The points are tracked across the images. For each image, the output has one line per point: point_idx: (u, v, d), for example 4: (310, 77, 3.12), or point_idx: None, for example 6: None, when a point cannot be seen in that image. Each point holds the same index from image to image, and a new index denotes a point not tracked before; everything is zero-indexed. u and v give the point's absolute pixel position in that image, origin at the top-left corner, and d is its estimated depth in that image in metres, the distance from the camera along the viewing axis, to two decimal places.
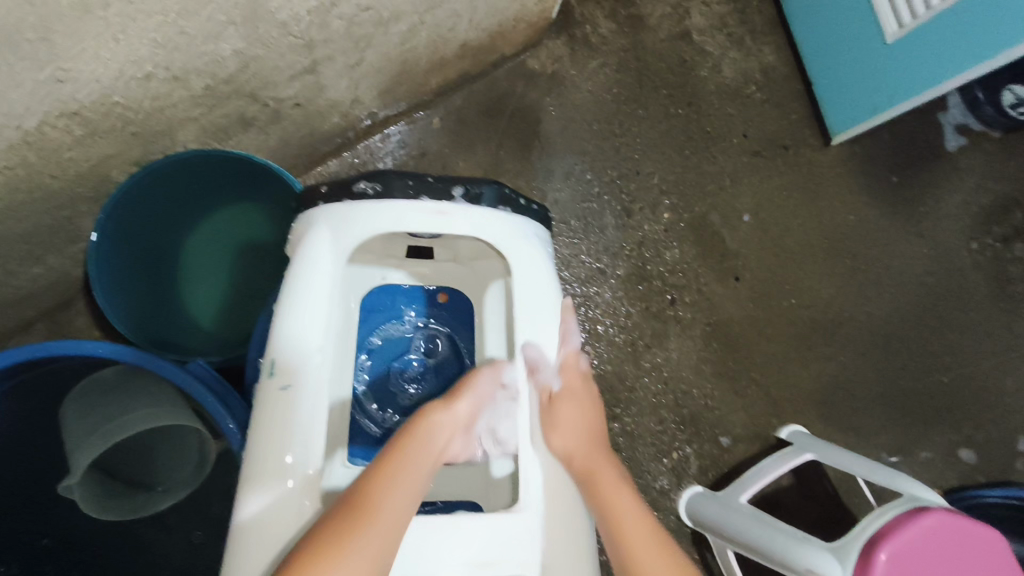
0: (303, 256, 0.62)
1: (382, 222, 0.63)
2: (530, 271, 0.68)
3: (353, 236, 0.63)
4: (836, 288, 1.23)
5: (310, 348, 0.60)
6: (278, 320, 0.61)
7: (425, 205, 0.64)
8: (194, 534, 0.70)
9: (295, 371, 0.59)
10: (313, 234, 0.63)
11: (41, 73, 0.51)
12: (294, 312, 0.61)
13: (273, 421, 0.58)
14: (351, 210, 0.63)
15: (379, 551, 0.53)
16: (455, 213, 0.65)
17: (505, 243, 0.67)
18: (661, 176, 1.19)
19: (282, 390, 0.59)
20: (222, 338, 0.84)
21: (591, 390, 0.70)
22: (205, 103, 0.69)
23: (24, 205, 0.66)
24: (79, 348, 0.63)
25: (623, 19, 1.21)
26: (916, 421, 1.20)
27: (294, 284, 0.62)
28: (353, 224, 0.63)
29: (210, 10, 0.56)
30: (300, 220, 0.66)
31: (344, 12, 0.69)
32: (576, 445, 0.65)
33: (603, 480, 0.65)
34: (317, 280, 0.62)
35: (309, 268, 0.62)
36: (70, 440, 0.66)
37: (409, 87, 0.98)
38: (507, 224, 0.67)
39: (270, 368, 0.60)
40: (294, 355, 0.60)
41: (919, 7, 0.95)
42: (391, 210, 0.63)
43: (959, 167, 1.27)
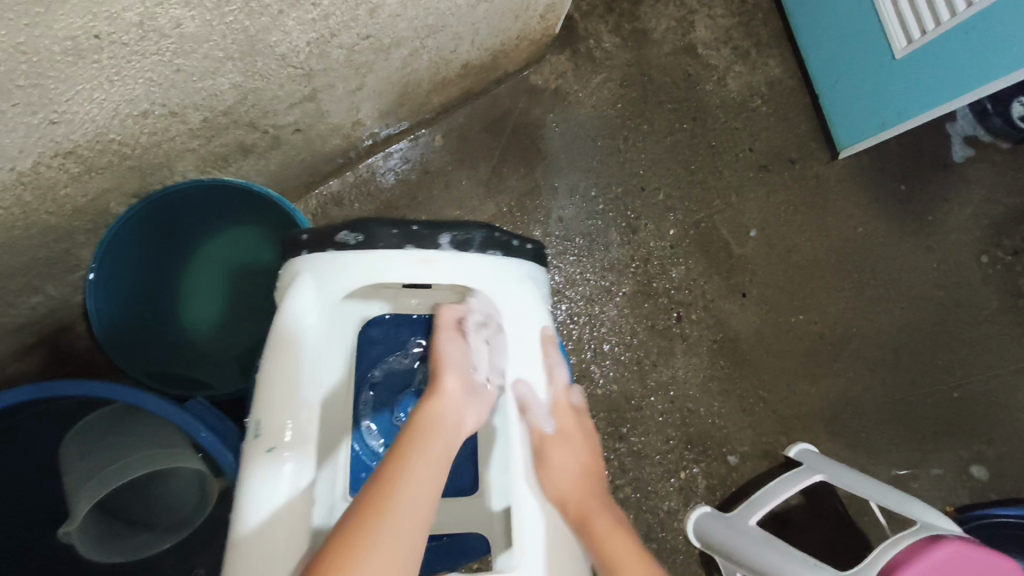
0: (288, 307, 0.59)
1: (369, 273, 0.60)
2: (520, 313, 0.66)
3: (339, 286, 0.60)
4: (845, 304, 1.21)
5: (297, 405, 0.57)
6: (262, 379, 0.57)
7: (411, 253, 0.61)
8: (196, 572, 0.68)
9: (281, 432, 0.56)
10: (296, 285, 0.60)
11: (34, 117, 0.50)
12: (278, 369, 0.58)
13: (258, 487, 0.54)
14: (335, 260, 0.60)
15: (404, 545, 0.49)
16: (442, 260, 0.61)
17: (495, 291, 0.64)
18: (666, 191, 1.17)
19: (268, 453, 0.55)
20: (224, 367, 0.83)
21: (584, 432, 0.69)
22: (205, 134, 0.68)
23: (21, 241, 0.65)
24: (78, 388, 0.61)
25: (627, 33, 1.19)
26: (927, 437, 1.19)
27: (279, 339, 0.58)
28: (337, 275, 0.60)
29: (207, 47, 0.55)
30: (284, 268, 0.61)
31: (344, 42, 0.67)
32: (567, 486, 0.64)
33: (596, 521, 0.63)
34: (304, 333, 0.59)
35: (297, 321, 0.59)
36: (70, 484, 0.67)
37: (411, 106, 0.97)
38: (499, 269, 0.64)
39: (255, 430, 0.56)
40: (278, 414, 0.56)
41: (929, 23, 0.93)
42: (377, 259, 0.60)
43: (969, 179, 1.26)
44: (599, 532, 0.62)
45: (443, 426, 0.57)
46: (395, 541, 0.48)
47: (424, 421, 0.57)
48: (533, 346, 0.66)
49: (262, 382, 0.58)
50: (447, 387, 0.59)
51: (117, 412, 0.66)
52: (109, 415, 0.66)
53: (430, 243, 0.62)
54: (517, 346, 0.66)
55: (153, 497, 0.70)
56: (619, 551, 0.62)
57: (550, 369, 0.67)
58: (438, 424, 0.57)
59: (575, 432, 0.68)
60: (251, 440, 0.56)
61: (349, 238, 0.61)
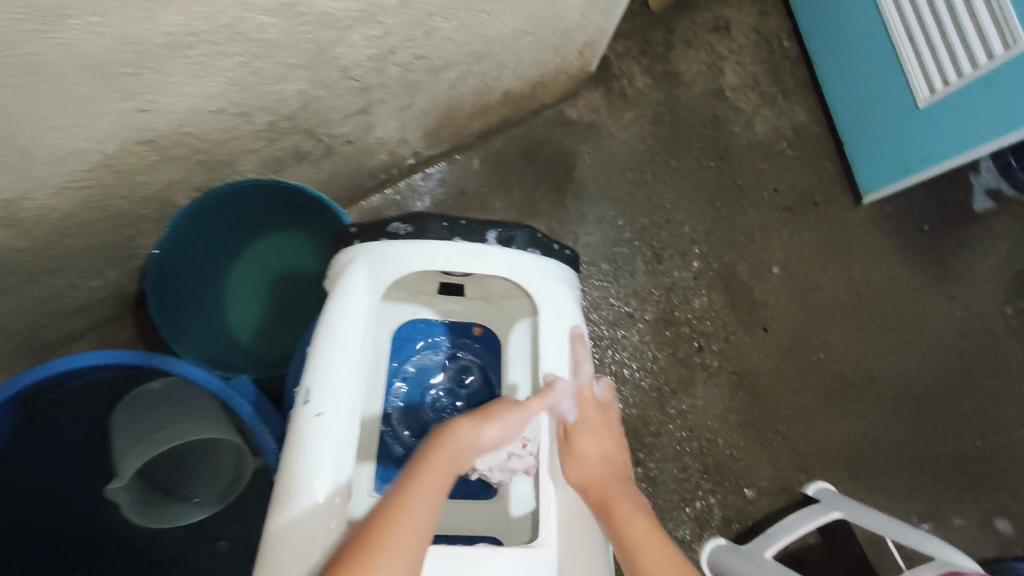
0: (340, 288, 0.61)
1: (418, 261, 0.63)
2: (558, 310, 0.67)
3: (390, 271, 0.62)
4: (865, 346, 1.22)
5: (343, 372, 0.59)
6: (315, 350, 0.59)
7: (458, 246, 0.64)
8: (219, 543, 0.71)
9: (329, 399, 0.57)
10: (350, 269, 0.63)
11: (128, 104, 0.56)
12: (329, 341, 0.59)
13: (303, 449, 0.55)
14: (386, 245, 0.63)
15: (411, 545, 0.51)
16: (488, 254, 0.64)
17: (538, 288, 0.66)
18: (691, 225, 1.22)
19: (315, 417, 0.56)
20: (261, 357, 0.89)
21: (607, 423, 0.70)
22: (266, 137, 0.74)
23: (94, 222, 0.70)
24: (134, 357, 0.66)
25: (659, 74, 1.25)
26: (950, 486, 1.18)
27: (332, 313, 0.60)
28: (392, 261, 0.62)
29: (282, 54, 0.61)
30: (335, 258, 0.65)
31: (400, 60, 0.74)
32: (591, 475, 0.66)
33: (619, 506, 0.65)
34: (355, 311, 0.61)
35: (348, 299, 0.61)
36: (121, 445, 0.70)
37: (452, 129, 1.03)
38: (536, 265, 0.67)
39: (304, 397, 0.58)
40: (330, 381, 0.58)
41: (951, 75, 0.97)
42: (428, 247, 0.63)
43: (993, 231, 1.28)
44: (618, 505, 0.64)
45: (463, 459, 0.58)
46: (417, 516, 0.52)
47: (449, 446, 0.57)
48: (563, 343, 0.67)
49: (313, 352, 0.59)
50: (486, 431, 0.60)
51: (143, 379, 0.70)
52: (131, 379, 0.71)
53: (478, 237, 0.65)
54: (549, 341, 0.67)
55: (191, 466, 0.72)
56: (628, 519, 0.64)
57: (575, 362, 0.67)
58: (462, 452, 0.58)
59: (596, 423, 0.69)
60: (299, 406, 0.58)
61: (401, 228, 0.63)
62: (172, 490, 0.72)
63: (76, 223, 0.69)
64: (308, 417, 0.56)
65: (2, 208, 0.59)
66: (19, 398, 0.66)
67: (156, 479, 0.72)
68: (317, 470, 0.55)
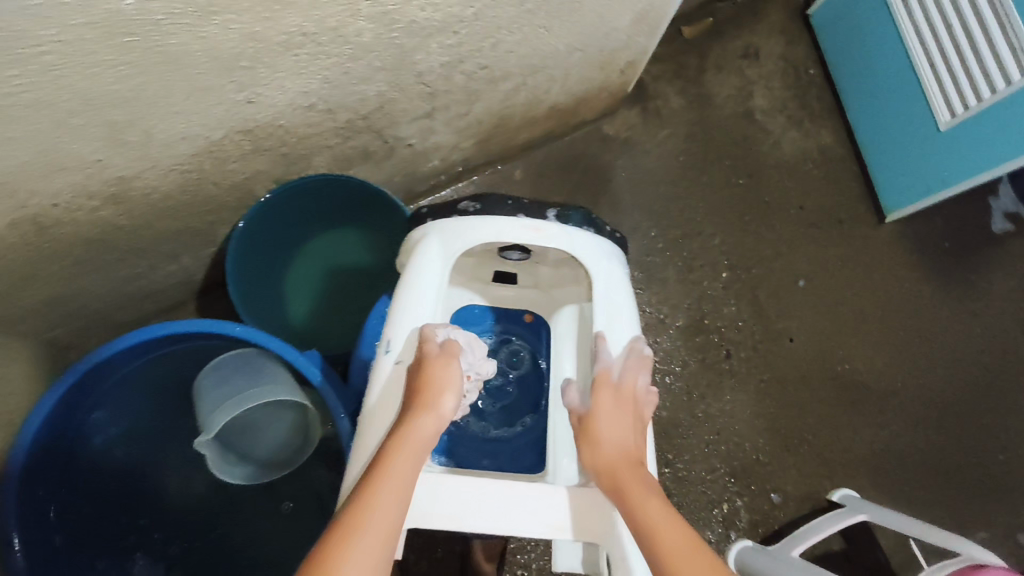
0: (417, 258, 0.66)
1: (486, 234, 0.66)
2: (612, 284, 0.68)
3: (459, 244, 0.67)
4: (888, 359, 1.26)
5: (420, 328, 0.64)
6: (395, 309, 0.64)
7: (521, 222, 0.67)
8: (284, 504, 0.78)
9: (409, 350, 0.62)
10: (424, 242, 0.67)
11: (239, 95, 0.63)
12: (408, 302, 0.64)
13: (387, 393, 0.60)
14: (458, 220, 0.67)
15: (378, 551, 0.48)
16: (549, 230, 0.67)
17: (592, 263, 0.68)
18: (721, 238, 1.27)
19: (396, 364, 0.62)
20: (310, 341, 0.97)
21: (630, 408, 0.62)
22: (343, 135, 0.82)
23: (186, 206, 0.77)
24: (216, 326, 0.70)
25: (692, 96, 1.32)
26: (972, 499, 1.20)
27: (408, 279, 0.65)
28: (461, 235, 0.67)
29: (371, 57, 0.68)
30: (409, 235, 0.70)
31: (466, 69, 0.81)
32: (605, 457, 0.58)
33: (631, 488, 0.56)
34: (430, 278, 0.66)
35: (424, 267, 0.66)
36: (205, 405, 0.73)
37: (501, 139, 1.10)
38: (592, 243, 0.69)
39: (386, 347, 0.63)
40: (409, 335, 0.63)
41: (971, 100, 1.03)
42: (495, 222, 0.67)
43: (1012, 253, 1.32)
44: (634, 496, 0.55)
45: (427, 448, 0.56)
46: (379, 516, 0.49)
47: (410, 436, 0.55)
48: (616, 313, 0.68)
49: (392, 312, 0.64)
50: (444, 409, 0.58)
51: (208, 353, 0.77)
52: (196, 353, 0.76)
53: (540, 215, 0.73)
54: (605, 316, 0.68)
55: (260, 433, 0.77)
56: (647, 516, 0.53)
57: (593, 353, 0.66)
58: (424, 442, 0.55)
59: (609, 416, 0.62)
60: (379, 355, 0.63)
61: (475, 203, 0.73)
62: (242, 453, 0.76)
63: (172, 206, 0.76)
64: (388, 365, 0.62)
65: (118, 185, 0.66)
66: (114, 360, 0.70)
67: (226, 443, 0.76)
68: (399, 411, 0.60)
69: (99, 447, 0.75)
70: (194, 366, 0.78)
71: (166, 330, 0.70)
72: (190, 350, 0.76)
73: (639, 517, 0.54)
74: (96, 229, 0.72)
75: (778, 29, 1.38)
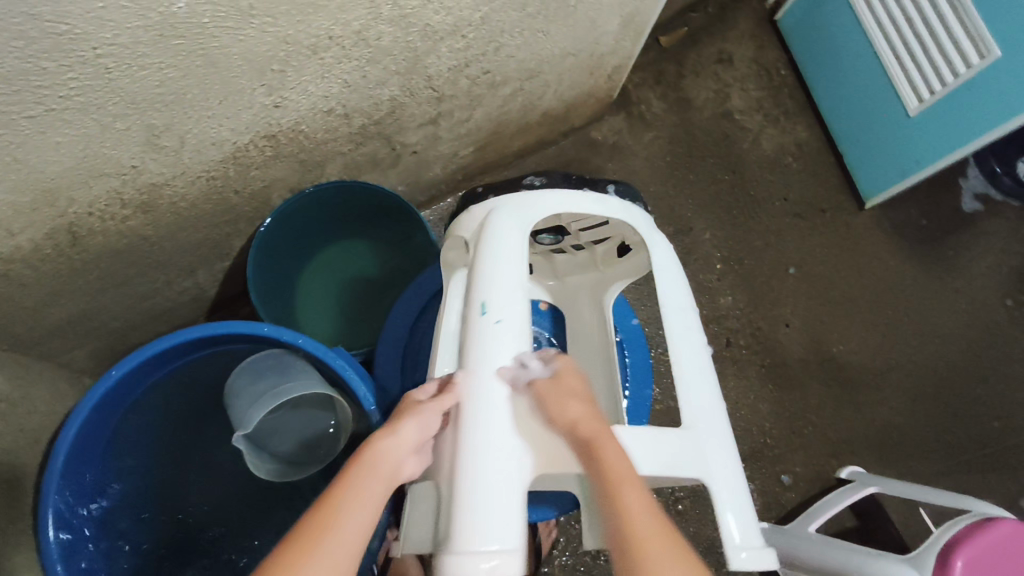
0: (493, 227, 0.65)
1: (558, 204, 0.68)
2: (665, 255, 0.72)
3: (534, 212, 0.67)
4: (880, 339, 1.31)
5: (514, 285, 0.62)
6: (480, 272, 0.62)
7: (590, 195, 0.70)
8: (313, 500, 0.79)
9: (507, 306, 0.60)
10: (496, 213, 0.67)
11: (268, 99, 0.66)
12: (494, 263, 0.63)
13: (488, 348, 0.58)
14: (522, 195, 0.68)
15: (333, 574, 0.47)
16: (611, 202, 0.71)
17: (646, 232, 0.72)
18: (712, 232, 1.33)
19: (496, 323, 0.60)
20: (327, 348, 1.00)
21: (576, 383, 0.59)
22: (355, 140, 0.85)
23: (208, 215, 0.80)
24: (248, 327, 0.71)
25: (673, 100, 1.39)
26: (973, 469, 1.25)
27: (490, 245, 0.64)
28: (531, 204, 0.67)
29: (388, 60, 0.72)
30: (475, 210, 0.69)
31: (471, 73, 0.85)
32: (576, 419, 0.56)
33: (607, 449, 0.54)
34: (511, 241, 0.65)
35: (501, 232, 0.65)
36: (241, 402, 0.74)
37: (496, 147, 1.15)
38: (641, 217, 0.73)
39: (481, 306, 0.60)
40: (504, 291, 0.61)
41: (937, 85, 1.10)
42: (563, 195, 0.69)
43: (986, 231, 1.39)
44: (605, 454, 0.53)
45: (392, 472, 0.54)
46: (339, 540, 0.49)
47: (371, 459, 0.53)
48: (677, 277, 0.70)
49: (477, 275, 0.62)
50: (405, 432, 0.55)
51: (239, 358, 0.79)
52: (220, 358, 0.78)
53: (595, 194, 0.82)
54: (671, 277, 0.70)
55: (290, 433, 0.79)
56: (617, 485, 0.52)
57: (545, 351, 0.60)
58: (389, 466, 0.54)
59: (573, 378, 0.59)
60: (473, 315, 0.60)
61: None
62: (276, 452, 0.78)
63: (194, 215, 0.78)
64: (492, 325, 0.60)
65: (148, 192, 0.69)
66: (147, 364, 0.71)
67: (261, 444, 0.77)
68: (505, 367, 0.57)
69: (130, 457, 0.75)
70: (221, 371, 0.79)
71: (200, 333, 0.71)
72: (215, 354, 0.77)
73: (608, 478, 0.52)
74: (124, 239, 0.73)
75: (748, 35, 1.46)
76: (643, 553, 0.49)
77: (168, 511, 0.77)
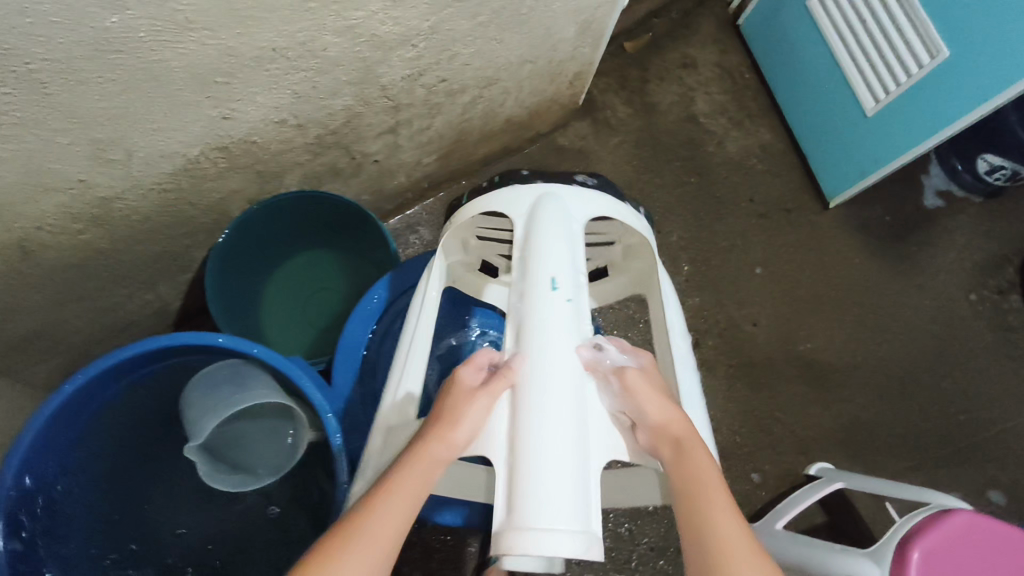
0: (555, 211, 0.69)
1: (604, 206, 0.72)
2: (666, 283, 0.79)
3: (586, 206, 0.71)
4: (847, 336, 1.33)
5: (577, 273, 0.67)
6: (548, 252, 0.66)
7: (626, 207, 0.74)
8: (271, 509, 0.80)
9: (574, 290, 0.66)
10: (552, 198, 0.70)
11: (216, 111, 0.66)
12: (561, 246, 0.67)
13: (562, 326, 0.63)
14: (577, 188, 0.72)
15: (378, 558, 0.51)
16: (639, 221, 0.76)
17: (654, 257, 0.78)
18: (679, 235, 1.34)
19: (568, 302, 0.64)
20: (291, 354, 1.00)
21: (658, 381, 0.61)
22: (313, 150, 0.85)
23: (165, 228, 0.80)
24: (200, 338, 0.71)
25: (638, 105, 1.40)
26: (940, 461, 1.27)
27: (553, 227, 0.67)
28: (584, 198, 0.72)
29: (338, 71, 0.73)
30: (528, 188, 0.71)
31: (426, 82, 0.86)
32: (666, 418, 0.58)
33: (695, 454, 0.57)
34: (572, 228, 0.69)
35: (565, 217, 0.69)
36: (194, 415, 0.74)
37: (461, 154, 1.16)
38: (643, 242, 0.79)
39: (552, 284, 0.64)
40: (570, 275, 0.66)
41: (891, 86, 1.13)
42: (606, 199, 0.73)
43: (949, 227, 1.42)
44: (694, 457, 0.57)
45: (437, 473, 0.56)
46: (383, 527, 0.52)
47: (420, 459, 0.55)
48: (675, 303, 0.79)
49: (543, 254, 0.66)
50: (455, 434, 0.56)
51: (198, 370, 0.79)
52: (175, 371, 0.78)
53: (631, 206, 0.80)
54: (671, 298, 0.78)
55: (247, 444, 0.79)
56: (708, 487, 0.55)
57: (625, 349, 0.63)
58: (434, 466, 0.55)
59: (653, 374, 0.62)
60: (540, 288, 0.64)
61: (588, 179, 0.79)
62: (234, 464, 0.78)
63: (150, 228, 0.78)
64: (560, 302, 0.64)
65: (100, 207, 0.69)
66: (102, 378, 0.71)
67: (217, 456, 0.77)
68: (576, 346, 0.62)
69: (89, 471, 0.76)
70: (180, 382, 0.79)
71: (153, 345, 0.71)
72: (169, 369, 0.78)
73: (695, 481, 0.55)
74: (79, 254, 0.73)
75: (711, 39, 1.48)
76: (724, 554, 0.52)
77: (130, 525, 0.78)
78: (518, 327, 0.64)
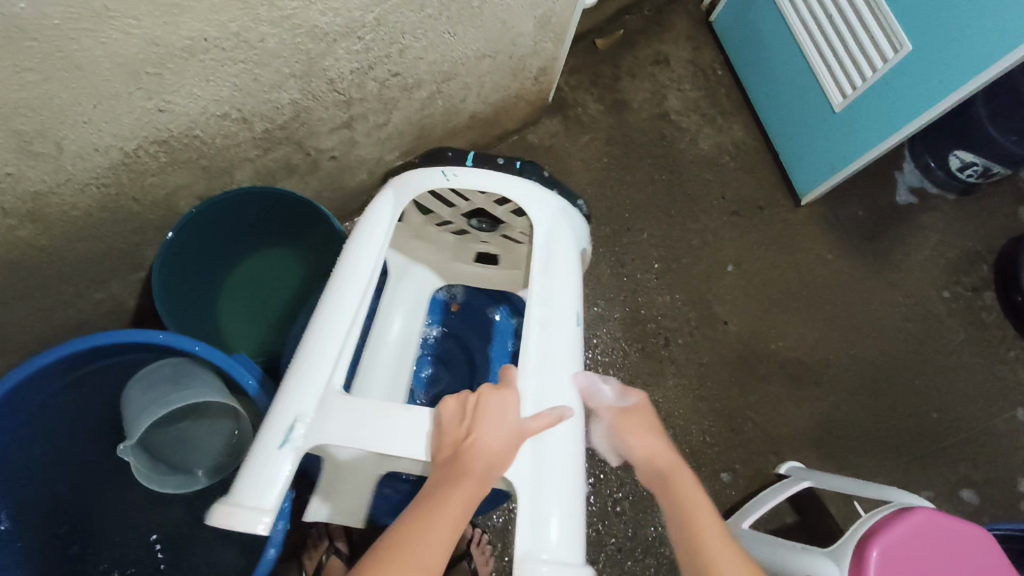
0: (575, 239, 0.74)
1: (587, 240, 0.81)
2: None
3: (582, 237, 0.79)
4: (819, 335, 1.32)
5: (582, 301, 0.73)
6: (572, 280, 0.71)
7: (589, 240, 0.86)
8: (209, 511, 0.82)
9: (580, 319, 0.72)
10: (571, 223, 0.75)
11: (148, 103, 0.65)
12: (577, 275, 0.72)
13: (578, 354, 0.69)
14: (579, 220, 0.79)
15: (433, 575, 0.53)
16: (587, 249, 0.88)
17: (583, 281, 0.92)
18: (649, 232, 1.33)
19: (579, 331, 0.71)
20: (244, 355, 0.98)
21: (647, 419, 0.71)
22: (263, 145, 0.84)
23: (108, 224, 0.79)
24: (140, 335, 0.70)
25: (609, 102, 1.39)
26: (913, 460, 1.25)
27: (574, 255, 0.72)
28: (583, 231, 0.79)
29: (279, 63, 0.71)
30: (554, 205, 0.74)
31: (378, 76, 0.85)
32: (649, 450, 0.68)
33: (679, 482, 0.65)
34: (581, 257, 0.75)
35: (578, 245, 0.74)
36: (131, 411, 0.73)
37: (426, 151, 1.15)
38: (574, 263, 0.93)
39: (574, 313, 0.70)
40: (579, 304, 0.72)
41: (857, 81, 1.12)
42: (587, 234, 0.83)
43: (922, 225, 1.41)
44: (679, 485, 0.65)
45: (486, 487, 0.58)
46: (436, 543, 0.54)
47: (472, 477, 0.57)
48: None
49: (568, 280, 0.70)
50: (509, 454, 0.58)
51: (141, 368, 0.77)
52: (119, 370, 0.77)
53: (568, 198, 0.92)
54: None
55: (189, 443, 0.78)
56: (693, 511, 0.63)
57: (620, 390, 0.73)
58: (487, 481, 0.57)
59: (642, 413, 0.72)
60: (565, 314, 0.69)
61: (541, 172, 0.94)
62: (173, 464, 0.77)
63: (91, 224, 0.76)
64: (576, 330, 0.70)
65: (33, 202, 0.68)
66: (39, 377, 0.70)
67: (156, 455, 0.76)
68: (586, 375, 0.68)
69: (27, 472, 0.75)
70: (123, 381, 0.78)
71: (92, 343, 0.69)
72: (112, 367, 0.76)
73: (685, 508, 0.64)
74: (15, 250, 0.72)
75: (684, 37, 1.48)
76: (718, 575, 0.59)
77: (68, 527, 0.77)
78: (544, 348, 0.66)
